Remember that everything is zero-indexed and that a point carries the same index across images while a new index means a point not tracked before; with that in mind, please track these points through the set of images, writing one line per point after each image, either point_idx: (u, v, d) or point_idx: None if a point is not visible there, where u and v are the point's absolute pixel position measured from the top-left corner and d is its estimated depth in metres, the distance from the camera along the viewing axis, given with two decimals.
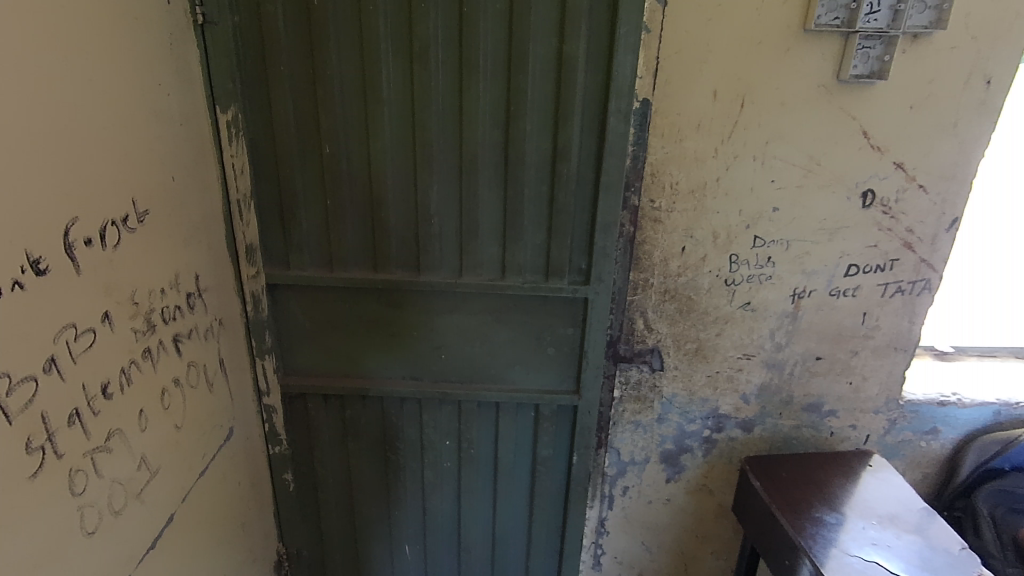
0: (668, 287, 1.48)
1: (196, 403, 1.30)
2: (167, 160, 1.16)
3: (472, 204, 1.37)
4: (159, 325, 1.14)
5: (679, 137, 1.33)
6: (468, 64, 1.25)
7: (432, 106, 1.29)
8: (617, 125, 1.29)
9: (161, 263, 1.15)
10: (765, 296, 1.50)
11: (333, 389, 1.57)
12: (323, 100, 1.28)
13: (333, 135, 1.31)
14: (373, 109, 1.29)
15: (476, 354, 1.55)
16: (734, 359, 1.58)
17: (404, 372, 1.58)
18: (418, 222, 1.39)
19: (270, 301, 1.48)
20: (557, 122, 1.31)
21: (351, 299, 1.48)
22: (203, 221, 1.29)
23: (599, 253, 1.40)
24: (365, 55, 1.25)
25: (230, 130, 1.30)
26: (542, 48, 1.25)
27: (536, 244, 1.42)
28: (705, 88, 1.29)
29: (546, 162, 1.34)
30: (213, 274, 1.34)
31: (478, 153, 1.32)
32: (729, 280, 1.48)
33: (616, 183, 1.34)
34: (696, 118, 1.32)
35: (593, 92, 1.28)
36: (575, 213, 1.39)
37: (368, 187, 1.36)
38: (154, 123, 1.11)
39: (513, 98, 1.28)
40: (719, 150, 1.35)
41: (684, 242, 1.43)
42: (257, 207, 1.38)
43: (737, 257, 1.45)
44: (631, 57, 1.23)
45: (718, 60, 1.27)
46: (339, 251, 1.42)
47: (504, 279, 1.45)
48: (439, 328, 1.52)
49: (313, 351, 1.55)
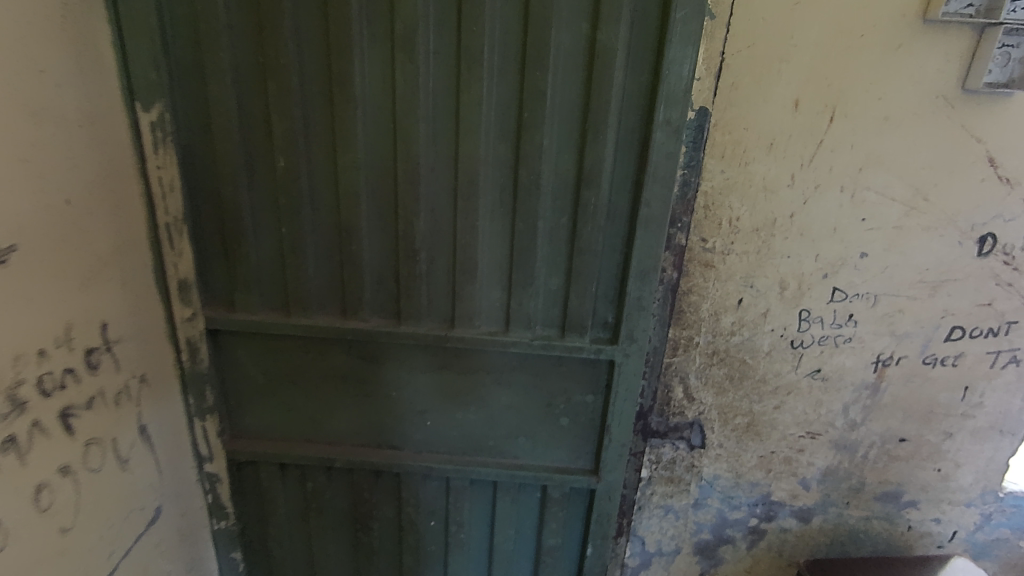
0: (717, 348, 1.16)
1: (100, 490, 0.99)
2: (56, 175, 0.84)
3: (470, 238, 1.05)
4: (33, 400, 0.83)
5: (744, 159, 1.01)
6: (468, 54, 0.93)
7: (421, 108, 0.96)
8: (666, 142, 0.96)
9: (41, 316, 0.84)
10: (841, 363, 1.18)
11: (292, 458, 1.26)
12: (277, 97, 0.96)
13: (289, 144, 0.99)
14: (341, 111, 0.97)
15: (471, 422, 1.23)
16: (794, 438, 1.25)
17: (380, 441, 1.27)
18: (398, 259, 1.07)
19: (212, 349, 1.17)
20: (584, 135, 0.98)
21: (314, 351, 1.17)
22: (116, 253, 0.98)
23: (632, 306, 1.08)
24: (332, 38, 0.92)
25: (155, 133, 0.98)
26: (568, 35, 0.93)
27: (551, 291, 1.10)
28: (783, 96, 0.97)
29: (568, 188, 1.02)
30: (131, 321, 1.03)
31: (479, 173, 1.00)
32: (796, 341, 1.15)
33: (660, 218, 1.02)
34: (769, 134, 0.99)
35: (634, 98, 0.96)
36: (603, 254, 1.07)
37: (334, 212, 1.04)
38: (31, 124, 0.79)
39: (527, 101, 0.96)
40: (797, 178, 1.02)
41: (741, 292, 1.11)
42: (192, 234, 1.06)
43: (808, 313, 1.13)
44: (691, 51, 0.91)
45: (804, 60, 0.95)
46: (299, 292, 1.10)
47: (508, 333, 1.13)
48: (425, 390, 1.20)
49: (267, 410, 1.24)
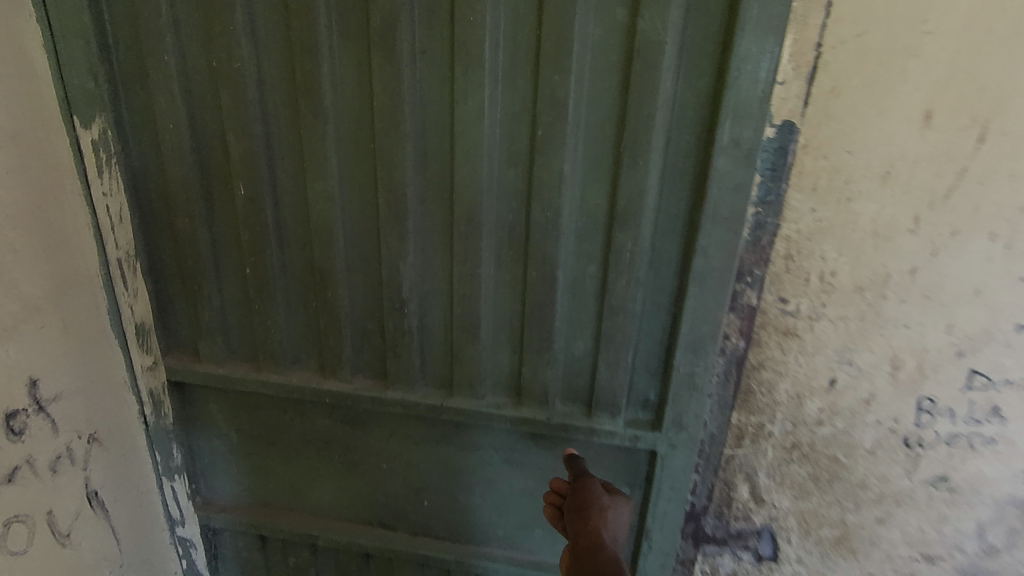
0: (798, 440, 0.87)
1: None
2: None
3: (470, 288, 0.83)
4: None
5: (845, 193, 0.73)
6: (463, 53, 0.71)
7: (405, 125, 0.75)
8: (732, 172, 0.71)
9: None
10: (977, 469, 0.85)
11: (270, 531, 1.08)
12: (232, 111, 0.78)
13: (249, 170, 0.81)
14: (309, 129, 0.77)
15: (475, 507, 1.00)
16: (904, 561, 0.93)
17: (370, 518, 1.06)
18: (383, 311, 0.87)
19: (180, 403, 1.04)
20: (618, 158, 0.74)
21: (291, 412, 0.99)
22: (53, 296, 0.83)
23: (681, 383, 0.83)
24: (294, 38, 0.73)
25: (99, 154, 0.84)
26: (598, 26, 0.69)
27: (573, 358, 0.86)
28: (907, 105, 0.68)
29: (596, 228, 0.78)
30: (77, 372, 0.88)
31: (479, 208, 0.77)
32: (911, 438, 0.84)
33: (721, 273, 0.76)
34: (884, 158, 0.71)
35: (689, 111, 0.71)
36: (642, 314, 0.82)
37: (306, 252, 0.85)
38: None
39: (542, 114, 0.72)
40: (923, 220, 0.72)
41: (835, 370, 0.82)
42: (151, 271, 0.95)
43: (932, 403, 0.82)
44: (773, 45, 0.65)
45: (942, 53, 0.66)
46: (268, 345, 0.92)
47: (519, 406, 0.90)
48: (420, 465, 0.99)
49: (244, 472, 1.08)
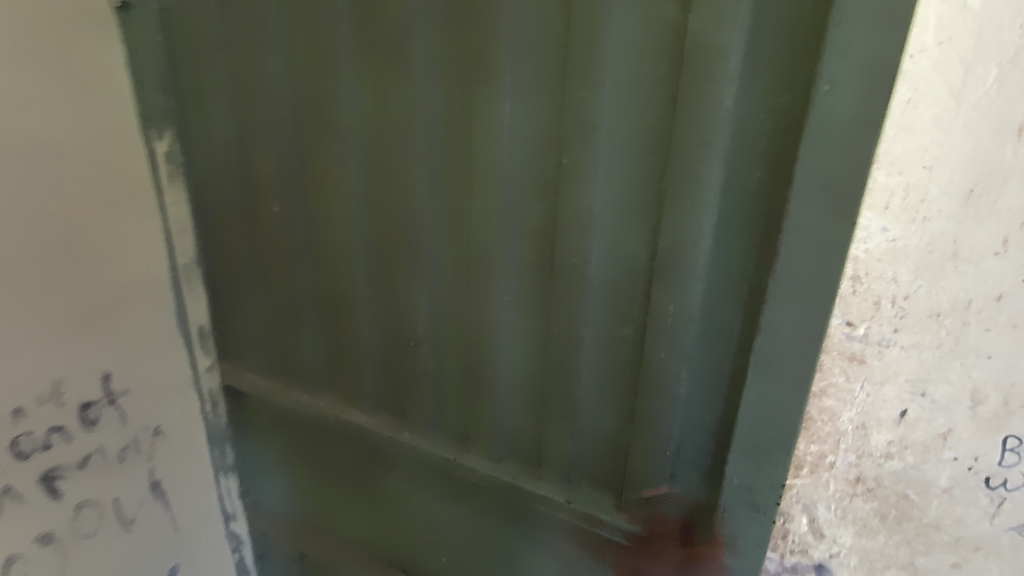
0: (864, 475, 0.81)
1: (96, 557, 0.89)
2: (53, 217, 0.77)
3: (486, 330, 0.83)
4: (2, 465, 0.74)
5: (920, 211, 0.68)
6: (479, 69, 0.70)
7: (419, 154, 0.78)
8: (815, 228, 0.59)
9: (19, 373, 0.75)
10: None
11: (301, 545, 1.16)
12: (263, 134, 0.87)
13: (287, 196, 0.89)
14: (331, 150, 0.83)
15: (489, 573, 0.99)
16: None
17: (392, 560, 1.09)
18: (399, 350, 0.91)
19: (231, 405, 1.11)
20: (662, 200, 0.67)
21: (322, 436, 1.06)
22: (127, 297, 0.89)
23: (737, 497, 0.73)
24: (319, 69, 0.79)
25: (170, 166, 0.92)
26: (634, 36, 0.63)
27: (599, 435, 0.82)
28: (994, 117, 0.62)
29: (634, 280, 0.72)
30: (144, 368, 0.93)
31: (494, 245, 0.77)
32: (992, 478, 0.76)
33: (794, 360, 0.64)
34: (968, 176, 0.65)
35: (758, 139, 0.61)
36: (689, 398, 0.74)
37: (329, 278, 0.92)
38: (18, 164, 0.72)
39: (566, 146, 0.69)
40: (1011, 243, 0.65)
41: (906, 402, 0.76)
42: (209, 278, 1.01)
43: (1019, 442, 0.72)
44: (867, 44, 0.52)
45: None
46: (298, 361, 1.01)
47: (539, 479, 0.88)
48: (437, 520, 1.01)
49: (283, 484, 1.15)
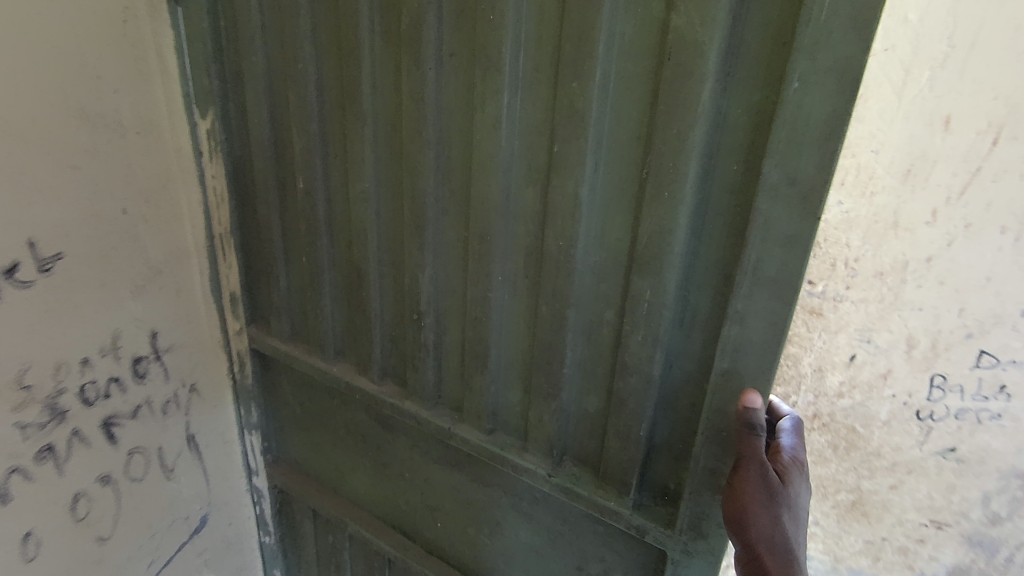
0: (819, 411, 0.97)
1: (144, 501, 0.98)
2: (116, 187, 0.85)
3: (479, 311, 0.85)
4: (74, 409, 0.83)
5: (868, 188, 0.83)
6: (481, 53, 0.72)
7: (426, 133, 0.80)
8: (784, 219, 0.56)
9: (88, 329, 0.84)
10: (984, 442, 0.94)
11: (311, 502, 1.24)
12: (296, 113, 0.91)
13: (309, 170, 0.93)
14: (350, 128, 0.87)
15: (479, 539, 1.05)
16: (914, 527, 1.03)
17: (394, 521, 1.17)
18: (405, 322, 0.96)
19: (259, 367, 1.18)
20: (643, 187, 0.67)
21: (337, 398, 1.13)
22: (170, 263, 0.97)
23: (700, 481, 0.72)
24: (342, 58, 0.84)
25: (212, 141, 0.99)
26: (628, 28, 0.64)
27: (583, 412, 0.84)
28: (926, 110, 0.77)
29: (617, 267, 0.73)
30: (183, 330, 1.02)
31: (490, 227, 0.79)
32: (924, 411, 0.94)
33: (759, 351, 0.62)
34: (906, 158, 0.80)
35: (732, 135, 0.62)
36: (663, 379, 0.74)
37: (348, 250, 0.98)
38: (89, 138, 0.81)
39: (558, 131, 0.70)
40: (938, 215, 0.82)
41: (855, 348, 0.92)
42: (242, 247, 1.07)
43: (944, 379, 0.90)
44: (845, 23, 0.49)
45: (963, 65, 0.74)
46: (317, 331, 1.07)
47: (524, 452, 0.91)
48: (437, 485, 1.07)
49: (302, 442, 1.24)
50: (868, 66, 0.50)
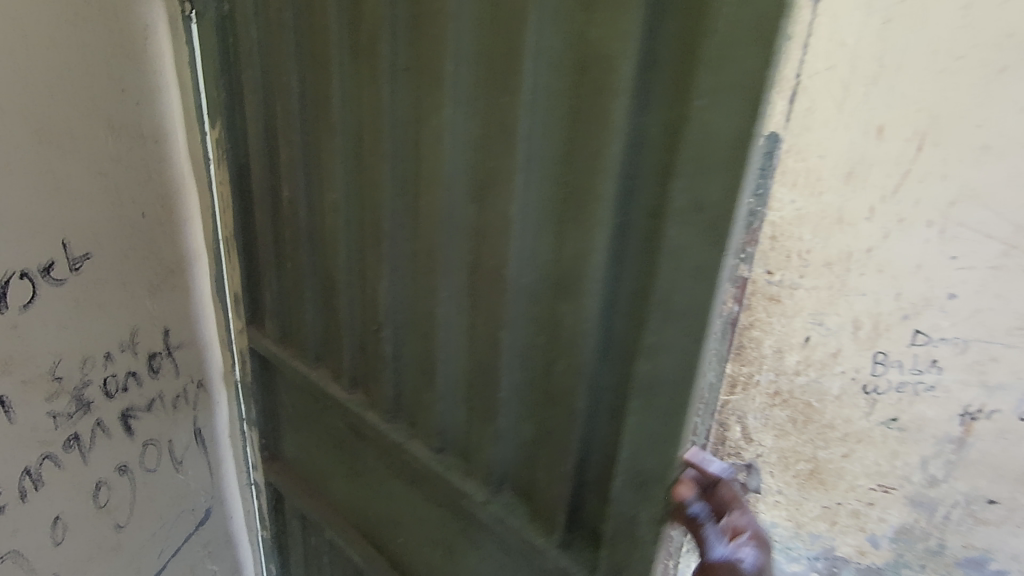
0: (779, 388, 1.11)
1: (171, 485, 1.53)
2: (137, 197, 1.31)
3: (432, 294, 1.15)
4: (98, 402, 1.29)
5: (816, 189, 0.96)
6: (428, 76, 1.00)
7: (387, 146, 1.10)
8: (690, 250, 0.79)
9: (116, 322, 1.30)
10: (922, 413, 1.05)
11: (306, 505, 1.65)
12: (328, 142, 1.21)
13: (296, 181, 1.30)
14: (331, 146, 1.20)
15: (433, 553, 1.36)
16: (864, 491, 1.15)
17: (368, 532, 1.54)
18: (369, 328, 1.31)
19: (259, 367, 1.62)
20: (564, 217, 0.92)
21: (323, 411, 1.52)
22: (177, 314, 1.47)
23: (627, 481, 0.97)
24: (366, 82, 1.10)
25: (218, 147, 1.42)
26: (545, 70, 0.87)
27: (514, 439, 1.13)
28: (862, 121, 0.90)
29: (548, 281, 0.98)
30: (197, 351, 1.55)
31: (439, 241, 1.09)
32: (869, 386, 1.06)
33: (674, 348, 0.85)
34: (846, 162, 0.93)
35: (651, 156, 0.82)
36: (591, 383, 0.98)
37: (325, 252, 1.33)
38: (119, 163, 1.26)
39: (496, 165, 0.96)
40: (875, 211, 0.94)
41: (808, 329, 1.05)
42: (276, 268, 1.45)
43: (885, 357, 1.03)
44: (741, 64, 0.69)
45: (890, 83, 0.86)
46: (302, 332, 1.46)
47: (466, 475, 1.23)
48: (401, 502, 1.41)
49: (297, 442, 1.65)
50: (764, 91, 0.68)
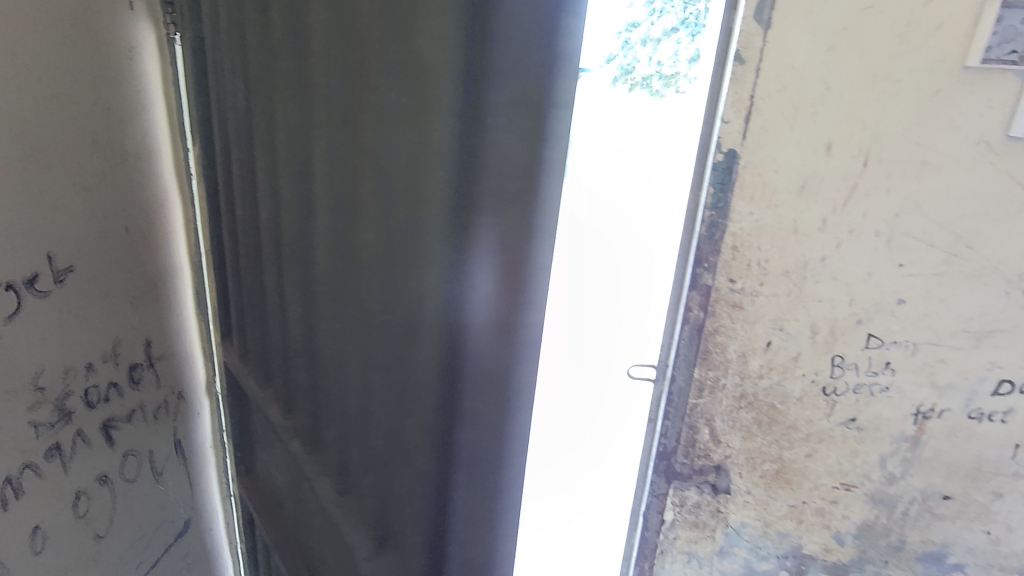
0: (745, 391, 1.14)
1: (147, 503, 1.41)
2: (120, 211, 1.26)
3: (321, 314, 1.14)
4: (78, 411, 1.18)
5: (773, 201, 1.01)
6: (313, 96, 1.01)
7: (289, 163, 1.12)
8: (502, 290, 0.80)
9: (97, 332, 1.21)
10: (878, 412, 1.12)
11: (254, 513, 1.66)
12: (256, 156, 1.24)
13: (241, 195, 1.34)
14: (257, 160, 1.23)
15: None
16: (828, 489, 1.20)
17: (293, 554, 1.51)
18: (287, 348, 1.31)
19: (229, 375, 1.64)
20: (407, 251, 0.90)
21: (266, 426, 1.52)
22: (162, 311, 1.44)
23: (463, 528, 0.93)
24: (275, 100, 1.11)
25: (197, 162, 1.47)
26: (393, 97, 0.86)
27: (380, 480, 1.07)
28: (813, 139, 0.96)
29: (398, 319, 0.94)
30: (177, 364, 1.50)
31: (325, 263, 1.09)
32: (829, 388, 1.11)
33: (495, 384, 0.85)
34: (800, 177, 0.99)
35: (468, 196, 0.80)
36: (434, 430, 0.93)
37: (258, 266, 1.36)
38: (110, 177, 1.22)
39: (361, 190, 0.96)
40: (828, 222, 1.00)
41: (770, 334, 1.09)
42: (235, 280, 1.48)
43: (842, 360, 1.09)
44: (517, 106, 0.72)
45: (838, 104, 0.94)
46: (250, 343, 1.50)
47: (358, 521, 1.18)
48: (314, 525, 1.38)
49: (260, 453, 1.66)
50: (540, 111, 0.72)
